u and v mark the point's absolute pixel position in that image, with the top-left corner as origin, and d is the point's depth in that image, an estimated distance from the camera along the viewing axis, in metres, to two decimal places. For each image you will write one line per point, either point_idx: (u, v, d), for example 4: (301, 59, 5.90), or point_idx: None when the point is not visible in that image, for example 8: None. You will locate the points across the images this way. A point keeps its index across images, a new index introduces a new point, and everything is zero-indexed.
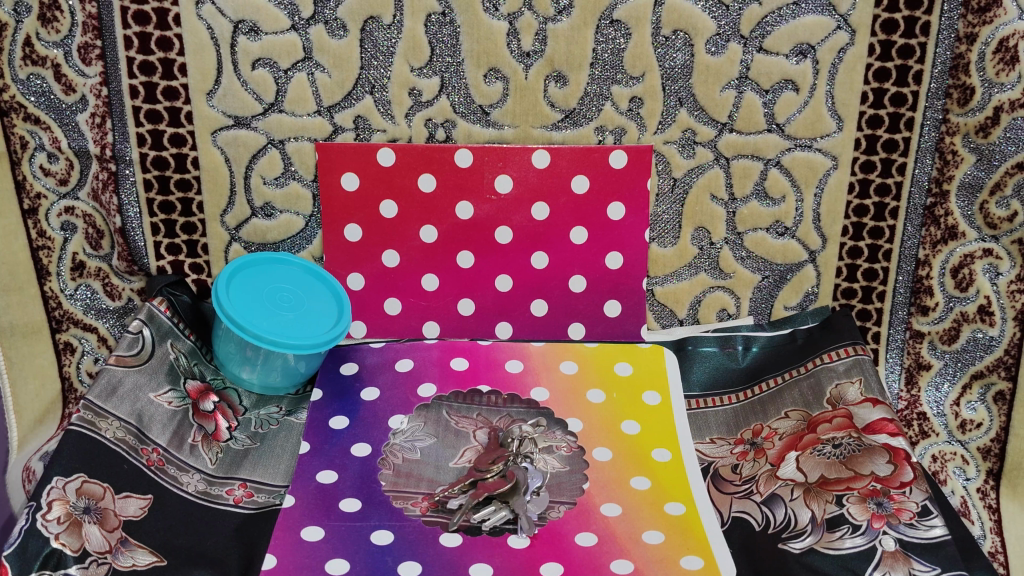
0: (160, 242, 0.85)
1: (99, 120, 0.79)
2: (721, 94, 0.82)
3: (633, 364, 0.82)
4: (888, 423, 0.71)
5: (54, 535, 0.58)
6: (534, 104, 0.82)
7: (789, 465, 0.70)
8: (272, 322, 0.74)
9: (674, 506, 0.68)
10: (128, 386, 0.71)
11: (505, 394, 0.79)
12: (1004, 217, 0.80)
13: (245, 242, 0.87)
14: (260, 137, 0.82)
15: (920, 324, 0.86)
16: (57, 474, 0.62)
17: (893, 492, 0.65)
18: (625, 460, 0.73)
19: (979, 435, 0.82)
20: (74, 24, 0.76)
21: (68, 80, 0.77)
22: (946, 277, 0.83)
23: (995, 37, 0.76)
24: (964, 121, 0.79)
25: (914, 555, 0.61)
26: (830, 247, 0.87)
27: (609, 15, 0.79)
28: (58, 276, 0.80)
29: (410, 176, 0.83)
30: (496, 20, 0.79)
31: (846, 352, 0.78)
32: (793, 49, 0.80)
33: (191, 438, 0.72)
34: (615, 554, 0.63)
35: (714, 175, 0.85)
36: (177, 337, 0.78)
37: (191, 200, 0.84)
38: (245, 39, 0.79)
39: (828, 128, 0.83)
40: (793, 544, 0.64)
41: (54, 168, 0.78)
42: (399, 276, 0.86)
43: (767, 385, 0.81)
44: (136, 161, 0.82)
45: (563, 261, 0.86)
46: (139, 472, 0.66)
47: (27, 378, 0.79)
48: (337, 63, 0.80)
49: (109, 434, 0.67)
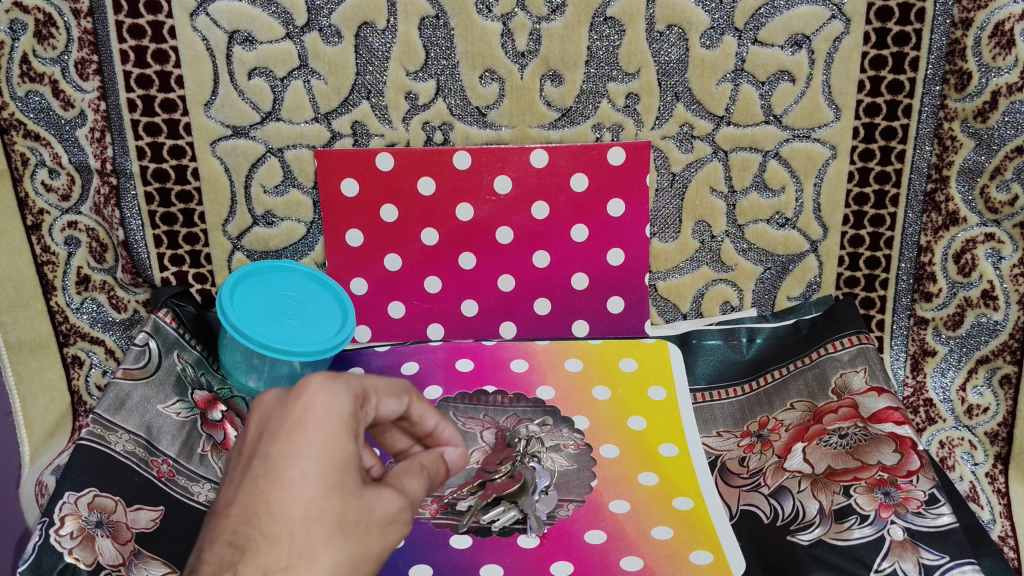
0: (163, 254, 0.86)
1: (98, 134, 0.79)
2: (718, 87, 0.81)
3: (637, 360, 0.82)
4: (894, 412, 0.71)
5: (67, 549, 0.59)
6: (530, 104, 0.82)
7: (796, 457, 0.70)
8: (276, 330, 0.75)
9: (682, 501, 0.68)
10: (137, 399, 0.72)
11: (510, 393, 0.79)
12: (1005, 201, 0.79)
13: (248, 251, 0.87)
14: (259, 146, 0.83)
15: (924, 311, 0.85)
16: (69, 489, 0.62)
17: (900, 482, 0.65)
18: (632, 456, 0.73)
19: (986, 420, 0.81)
20: (70, 40, 0.76)
21: (67, 96, 0.77)
22: (948, 262, 0.83)
23: (991, 21, 0.76)
24: (962, 107, 0.79)
25: (922, 544, 0.61)
26: (831, 237, 0.87)
27: (602, 12, 0.79)
28: (63, 290, 0.79)
29: (409, 180, 0.83)
30: (489, 21, 0.79)
31: (850, 342, 0.78)
32: (787, 40, 0.80)
33: (201, 448, 0.73)
34: (625, 551, 0.64)
35: (713, 168, 0.85)
36: (183, 347, 0.78)
37: (192, 211, 0.85)
38: (241, 49, 0.79)
39: (826, 117, 0.82)
40: (802, 537, 0.64)
41: (55, 184, 0.78)
42: (401, 279, 0.86)
43: (772, 377, 0.81)
44: (137, 174, 0.82)
45: (564, 259, 0.86)
46: (150, 484, 0.67)
47: (36, 393, 0.78)
48: (334, 69, 0.80)
49: (119, 448, 0.67)
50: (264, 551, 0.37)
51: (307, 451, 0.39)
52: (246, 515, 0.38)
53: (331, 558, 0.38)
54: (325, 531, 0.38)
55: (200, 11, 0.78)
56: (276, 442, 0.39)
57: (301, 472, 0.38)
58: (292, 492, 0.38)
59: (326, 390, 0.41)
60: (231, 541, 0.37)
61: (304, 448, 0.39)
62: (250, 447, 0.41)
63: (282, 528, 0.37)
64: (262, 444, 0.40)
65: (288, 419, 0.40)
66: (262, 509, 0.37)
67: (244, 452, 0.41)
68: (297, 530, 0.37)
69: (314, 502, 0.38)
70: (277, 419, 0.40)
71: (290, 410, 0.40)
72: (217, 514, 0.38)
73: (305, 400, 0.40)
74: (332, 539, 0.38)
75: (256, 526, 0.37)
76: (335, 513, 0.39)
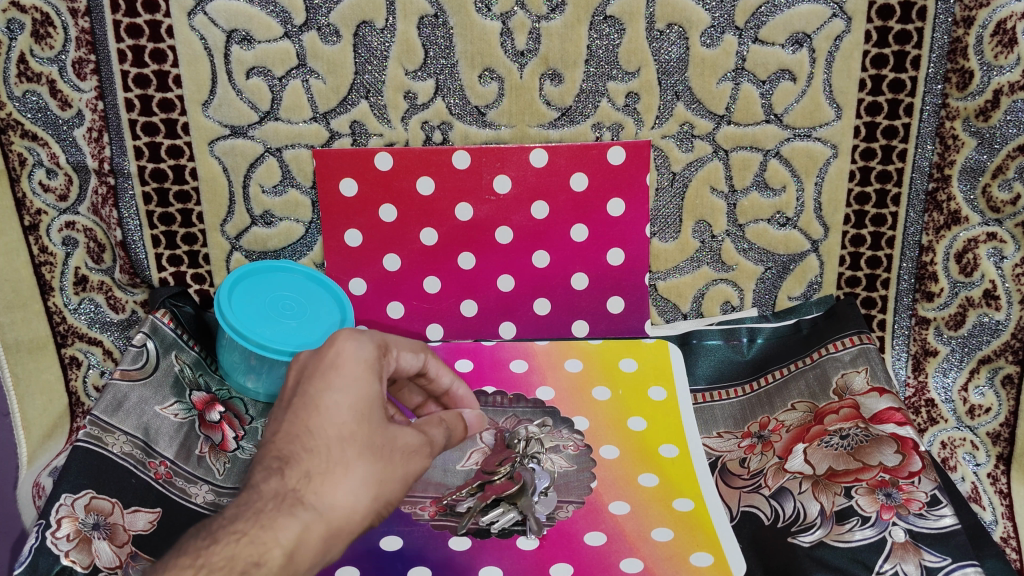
0: (161, 254, 0.85)
1: (96, 134, 0.79)
2: (718, 86, 0.81)
3: (638, 360, 0.82)
4: (896, 413, 0.71)
5: (64, 551, 0.59)
6: (529, 103, 0.82)
7: (797, 458, 0.70)
8: (275, 331, 0.74)
9: (682, 502, 0.68)
10: (134, 400, 0.72)
11: (510, 393, 0.79)
12: (1007, 200, 0.78)
13: (246, 251, 0.87)
14: (257, 146, 0.82)
15: (925, 310, 0.85)
16: (66, 491, 0.62)
17: (902, 483, 0.64)
18: (633, 457, 0.73)
19: (988, 420, 0.81)
20: (68, 40, 0.76)
21: (64, 96, 0.77)
22: (950, 262, 0.83)
23: (993, 19, 0.75)
24: (964, 105, 0.78)
25: (924, 546, 0.60)
26: (833, 236, 0.86)
27: (603, 11, 0.79)
28: (61, 290, 0.79)
29: (408, 180, 0.83)
30: (489, 20, 0.79)
31: (851, 342, 0.78)
32: (789, 38, 0.80)
33: (199, 449, 0.72)
34: (624, 553, 0.64)
35: (713, 167, 0.84)
36: (181, 348, 0.78)
37: (190, 211, 0.84)
38: (239, 48, 0.79)
39: (827, 116, 0.82)
40: (803, 538, 0.63)
41: (53, 184, 0.78)
42: (400, 280, 0.86)
43: (773, 377, 0.80)
44: (135, 173, 0.82)
45: (564, 260, 0.86)
46: (147, 486, 0.66)
47: (34, 394, 0.78)
48: (332, 69, 0.80)
49: (117, 449, 0.67)
50: (305, 460, 0.50)
51: (339, 387, 0.53)
52: (291, 435, 0.51)
53: (359, 469, 0.51)
54: (355, 450, 0.52)
55: (198, 10, 0.77)
56: (313, 381, 0.53)
57: (334, 403, 0.52)
58: (327, 416, 0.52)
59: (353, 342, 0.56)
60: (279, 457, 0.51)
61: (335, 383, 0.53)
62: (294, 389, 0.55)
63: (321, 443, 0.51)
64: (303, 383, 0.54)
65: (322, 364, 0.54)
66: (304, 430, 0.51)
67: (289, 391, 0.55)
68: (332, 446, 0.51)
69: (345, 425, 0.52)
70: (313, 364, 0.55)
71: (323, 356, 0.55)
72: (266, 441, 0.52)
73: (335, 348, 0.55)
74: (361, 455, 0.52)
75: (300, 441, 0.51)
76: (364, 436, 0.52)
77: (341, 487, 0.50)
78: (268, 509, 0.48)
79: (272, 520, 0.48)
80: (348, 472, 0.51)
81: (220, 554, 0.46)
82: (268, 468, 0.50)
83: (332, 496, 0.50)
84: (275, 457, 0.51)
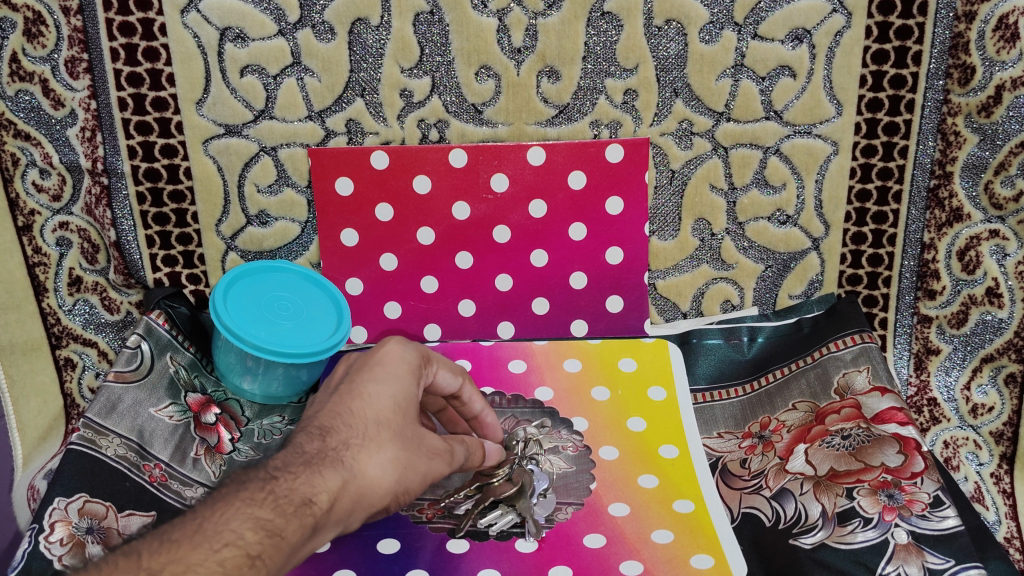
0: (155, 254, 0.84)
1: (89, 134, 0.78)
2: (718, 82, 0.80)
3: (637, 360, 0.81)
4: (897, 413, 0.70)
5: (57, 556, 0.58)
6: (527, 100, 0.81)
7: (799, 458, 0.69)
8: (271, 332, 0.73)
9: (682, 504, 0.67)
10: (128, 403, 0.71)
11: (508, 394, 0.79)
12: (1009, 197, 0.78)
13: (242, 251, 0.86)
14: (252, 145, 0.82)
15: (927, 308, 0.84)
16: (59, 495, 0.62)
17: (904, 483, 0.64)
18: (632, 458, 0.72)
19: (991, 419, 0.80)
20: (60, 38, 0.75)
21: (57, 95, 0.76)
22: (952, 259, 0.82)
23: (995, 14, 0.74)
24: (966, 101, 0.77)
25: (927, 548, 0.60)
26: (833, 234, 0.86)
27: (601, 7, 0.78)
28: (55, 292, 0.79)
29: (404, 178, 0.82)
30: (485, 17, 0.78)
31: (853, 340, 0.77)
32: (788, 34, 0.79)
33: (193, 451, 0.71)
34: (624, 555, 0.63)
35: (712, 165, 0.83)
36: (176, 350, 0.78)
37: (184, 211, 0.83)
38: (233, 46, 0.78)
39: (827, 113, 0.81)
40: (804, 540, 0.63)
41: (46, 184, 0.77)
42: (397, 280, 0.85)
43: (774, 376, 0.80)
44: (128, 173, 0.81)
45: (562, 258, 0.85)
46: (141, 489, 0.66)
47: (28, 396, 0.78)
48: (327, 66, 0.79)
49: (111, 452, 0.66)
50: (344, 432, 0.54)
51: (383, 379, 0.57)
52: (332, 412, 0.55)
53: (388, 451, 0.54)
54: (388, 433, 0.55)
55: (191, 8, 0.77)
56: (362, 372, 0.58)
57: (377, 391, 0.56)
58: (369, 402, 0.56)
59: (400, 346, 0.60)
60: (321, 426, 0.54)
61: (380, 374, 0.58)
62: (342, 378, 0.60)
63: (359, 421, 0.55)
64: (351, 374, 0.59)
65: (370, 361, 0.59)
66: (346, 409, 0.55)
67: (336, 381, 0.60)
68: (369, 426, 0.55)
69: (383, 412, 0.56)
70: (363, 360, 0.60)
71: (373, 353, 0.60)
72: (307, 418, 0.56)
73: (383, 350, 0.60)
74: (392, 441, 0.55)
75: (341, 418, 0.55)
76: (397, 426, 0.56)
77: (372, 460, 0.53)
78: (313, 461, 0.51)
79: (319, 470, 0.51)
80: (379, 451, 0.54)
81: (284, 485, 0.49)
82: (310, 433, 0.53)
83: (364, 466, 0.53)
84: (317, 426, 0.54)
